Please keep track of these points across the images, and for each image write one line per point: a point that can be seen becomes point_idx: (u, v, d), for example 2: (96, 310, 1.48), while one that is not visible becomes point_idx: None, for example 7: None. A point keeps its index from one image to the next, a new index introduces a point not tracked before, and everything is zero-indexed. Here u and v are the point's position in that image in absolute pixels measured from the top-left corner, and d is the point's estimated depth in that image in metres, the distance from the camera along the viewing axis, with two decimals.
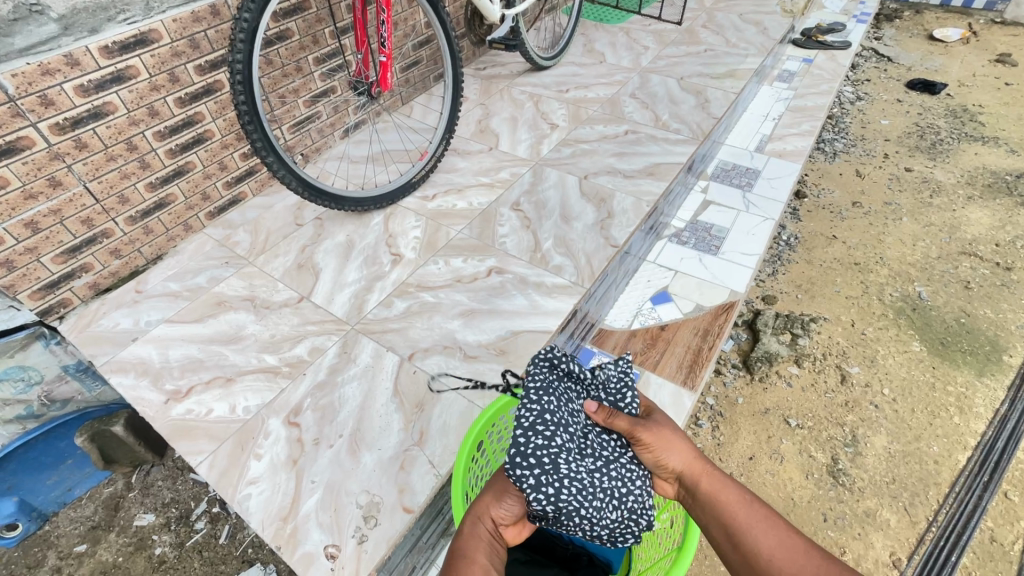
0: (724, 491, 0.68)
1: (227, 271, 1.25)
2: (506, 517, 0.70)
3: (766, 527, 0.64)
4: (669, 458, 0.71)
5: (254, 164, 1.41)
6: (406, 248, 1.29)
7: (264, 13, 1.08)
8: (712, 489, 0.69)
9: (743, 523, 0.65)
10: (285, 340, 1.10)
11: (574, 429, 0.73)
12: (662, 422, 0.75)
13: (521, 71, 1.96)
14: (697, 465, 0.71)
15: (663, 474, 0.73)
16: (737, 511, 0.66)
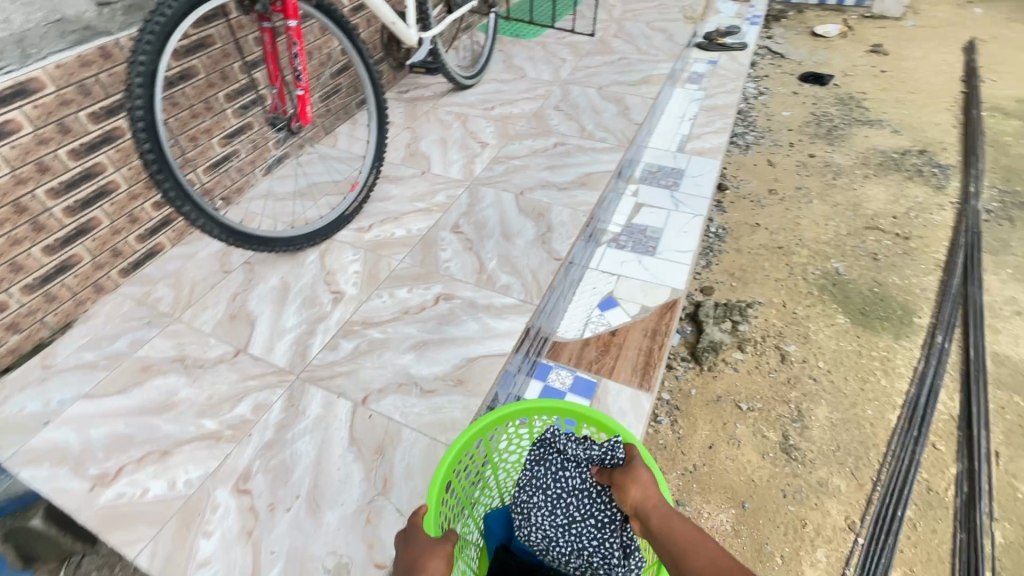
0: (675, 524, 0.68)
1: (150, 332, 1.15)
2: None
3: (699, 557, 0.63)
4: (628, 492, 0.75)
5: (169, 213, 1.31)
6: (347, 285, 1.24)
7: (162, 53, 1.01)
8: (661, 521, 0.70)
9: (680, 553, 0.65)
10: (225, 400, 1.02)
11: (554, 490, 0.81)
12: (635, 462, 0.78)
13: (444, 91, 1.95)
14: (656, 501, 0.73)
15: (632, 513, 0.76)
16: (679, 543, 0.66)
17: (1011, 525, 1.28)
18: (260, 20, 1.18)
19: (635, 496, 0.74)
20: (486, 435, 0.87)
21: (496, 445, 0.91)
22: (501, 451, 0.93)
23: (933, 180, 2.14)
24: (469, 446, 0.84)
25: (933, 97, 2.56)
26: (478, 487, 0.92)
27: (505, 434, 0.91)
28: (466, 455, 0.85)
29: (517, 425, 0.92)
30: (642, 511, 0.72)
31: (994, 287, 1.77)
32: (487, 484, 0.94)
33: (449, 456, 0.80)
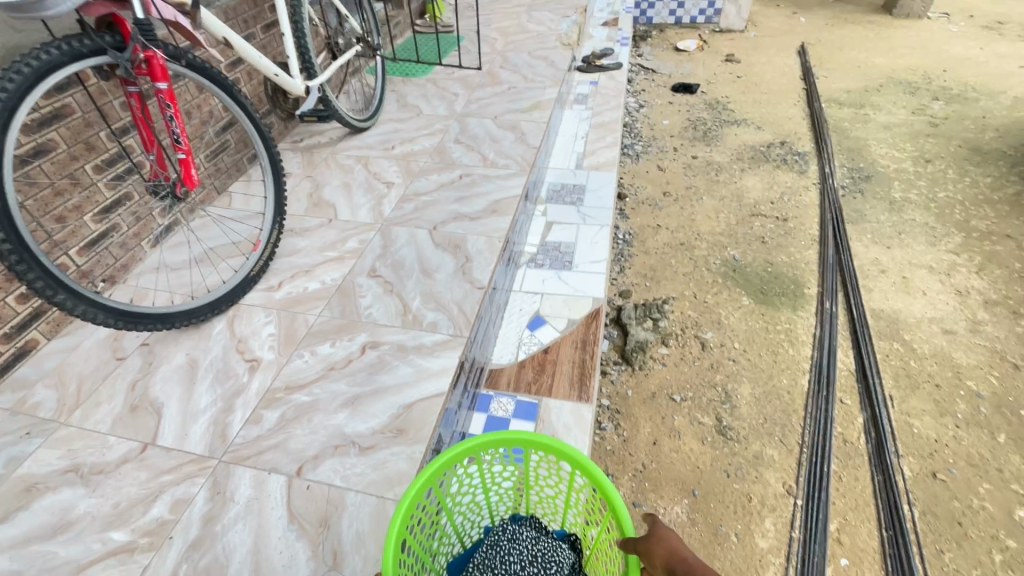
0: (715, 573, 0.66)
1: (32, 444, 1.00)
2: None
3: None
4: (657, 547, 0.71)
5: (39, 304, 1.16)
6: (262, 350, 1.16)
7: (9, 131, 0.91)
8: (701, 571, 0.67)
9: None
10: (136, 506, 0.90)
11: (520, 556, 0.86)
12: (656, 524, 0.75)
13: (340, 136, 1.92)
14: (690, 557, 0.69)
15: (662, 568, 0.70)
16: None
17: (915, 458, 1.44)
18: (124, 84, 1.10)
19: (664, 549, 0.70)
20: (434, 482, 0.83)
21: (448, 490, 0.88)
22: (455, 493, 0.89)
23: (796, 167, 2.42)
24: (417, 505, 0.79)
25: (783, 95, 2.93)
26: (434, 538, 0.88)
27: (457, 478, 0.87)
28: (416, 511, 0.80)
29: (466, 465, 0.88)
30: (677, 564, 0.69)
31: (860, 251, 2.03)
32: (444, 532, 0.91)
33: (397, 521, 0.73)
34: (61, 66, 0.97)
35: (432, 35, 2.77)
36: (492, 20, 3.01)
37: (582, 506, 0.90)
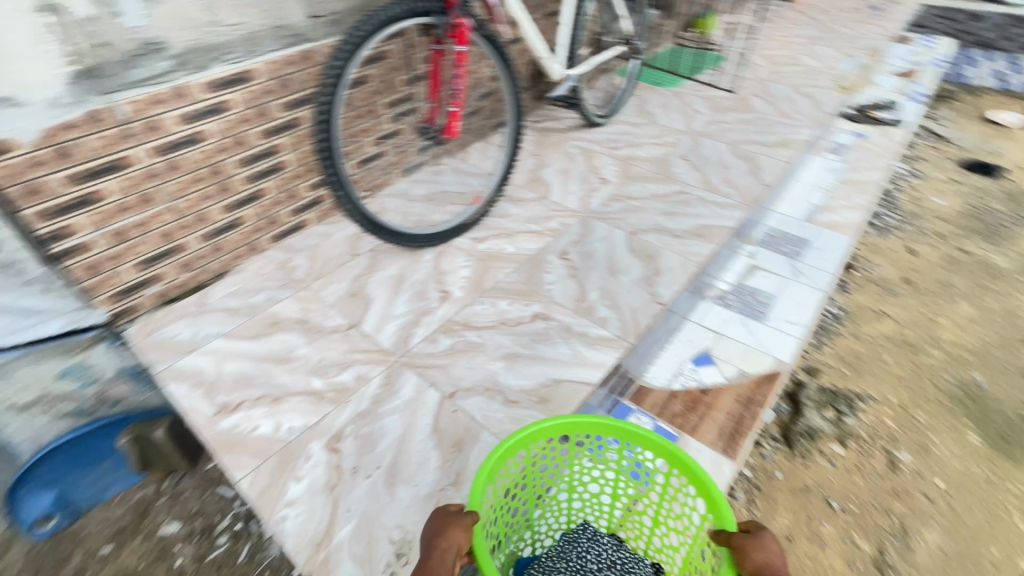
0: None
1: (285, 293, 1.31)
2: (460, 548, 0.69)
3: None
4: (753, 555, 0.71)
5: (320, 195, 1.50)
6: (454, 287, 1.33)
7: (353, 62, 1.19)
8: None
9: None
10: (333, 366, 1.13)
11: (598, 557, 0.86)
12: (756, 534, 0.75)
13: (575, 126, 2.03)
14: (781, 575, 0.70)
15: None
16: None
17: None
18: (432, 42, 1.34)
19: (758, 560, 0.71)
20: (531, 449, 0.90)
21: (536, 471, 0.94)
22: (541, 478, 0.95)
23: None
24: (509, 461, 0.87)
25: None
26: (515, 516, 0.93)
27: (545, 458, 0.94)
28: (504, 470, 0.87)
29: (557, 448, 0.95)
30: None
31: None
32: (523, 519, 0.95)
33: (491, 461, 0.81)
34: (399, 19, 1.22)
35: (694, 51, 2.72)
36: (764, 46, 2.83)
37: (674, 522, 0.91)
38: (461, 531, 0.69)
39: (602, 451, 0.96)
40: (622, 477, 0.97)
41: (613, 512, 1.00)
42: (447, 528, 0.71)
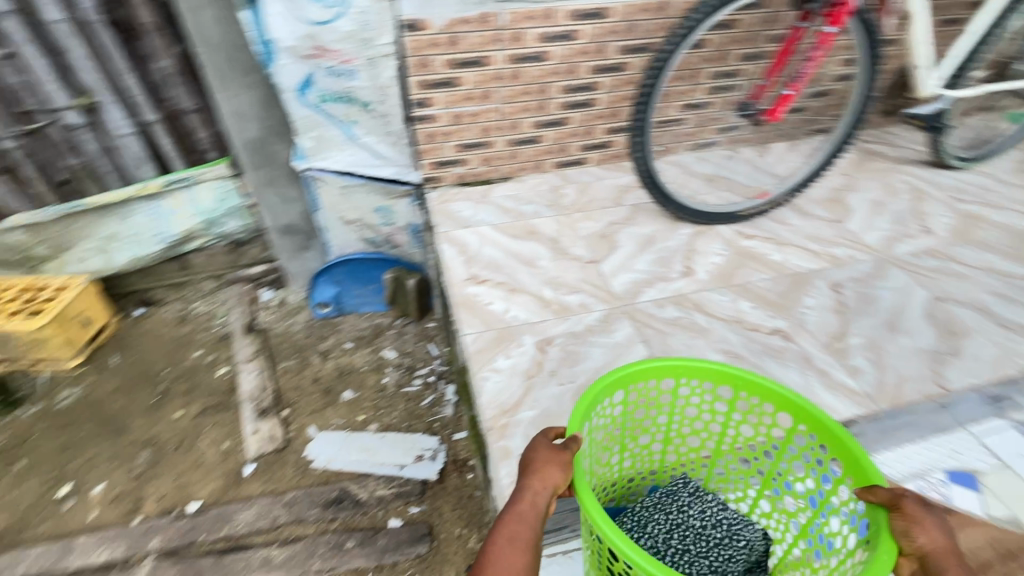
0: None
1: (548, 213, 1.55)
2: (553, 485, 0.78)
3: None
4: (924, 538, 0.71)
5: (610, 140, 1.66)
6: (700, 268, 1.41)
7: (706, 21, 1.22)
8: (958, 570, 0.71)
9: None
10: (565, 285, 1.36)
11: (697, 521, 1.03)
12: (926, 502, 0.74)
13: (915, 160, 1.75)
14: (946, 546, 0.72)
15: (906, 551, 0.73)
16: None
17: None
18: (801, 17, 1.31)
19: (929, 541, 0.71)
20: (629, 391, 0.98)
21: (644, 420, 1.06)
22: (648, 424, 1.08)
23: None
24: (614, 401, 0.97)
25: None
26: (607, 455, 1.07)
27: (653, 404, 1.04)
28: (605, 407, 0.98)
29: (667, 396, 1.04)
30: (931, 558, 0.71)
31: None
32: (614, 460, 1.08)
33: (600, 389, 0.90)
34: None
35: None
36: None
37: (788, 485, 1.04)
38: (555, 473, 0.78)
39: (711, 404, 1.05)
40: (729, 435, 1.09)
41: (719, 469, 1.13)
42: (546, 467, 0.79)
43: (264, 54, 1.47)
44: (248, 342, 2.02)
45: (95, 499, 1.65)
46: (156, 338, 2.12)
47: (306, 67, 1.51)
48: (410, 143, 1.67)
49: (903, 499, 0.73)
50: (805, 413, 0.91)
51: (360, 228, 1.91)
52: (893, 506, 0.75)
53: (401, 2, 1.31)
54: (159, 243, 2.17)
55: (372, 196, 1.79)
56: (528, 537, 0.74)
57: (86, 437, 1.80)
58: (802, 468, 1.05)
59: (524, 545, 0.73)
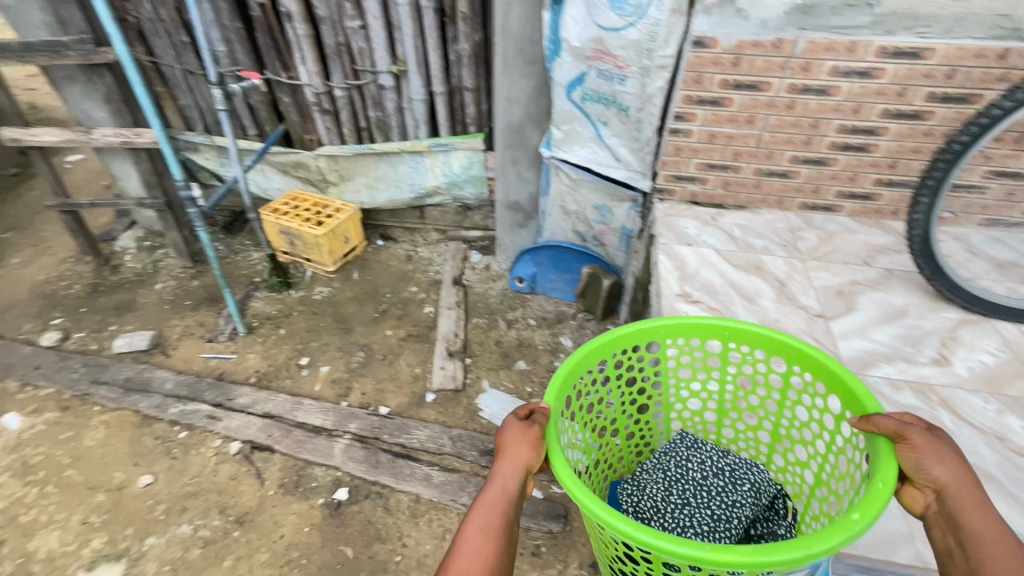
0: (976, 510, 1.01)
1: (777, 251, 1.87)
2: (522, 458, 1.18)
3: (988, 523, 1.00)
4: (934, 465, 1.05)
5: (873, 190, 1.94)
6: (959, 363, 1.57)
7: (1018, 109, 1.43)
8: (966, 501, 1.02)
9: (972, 516, 1.01)
10: (781, 330, 1.63)
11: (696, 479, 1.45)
12: (926, 434, 1.07)
13: None
14: (960, 482, 1.04)
15: (926, 482, 1.06)
16: (981, 513, 1.00)
17: None
18: None
19: (942, 474, 1.04)
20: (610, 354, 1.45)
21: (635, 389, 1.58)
22: (655, 393, 1.62)
23: None
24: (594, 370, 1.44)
25: None
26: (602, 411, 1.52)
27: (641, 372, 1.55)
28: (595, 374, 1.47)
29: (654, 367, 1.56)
30: (945, 487, 1.04)
31: None
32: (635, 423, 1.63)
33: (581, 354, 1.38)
34: None
35: None
36: None
37: (802, 436, 1.50)
38: (527, 448, 1.19)
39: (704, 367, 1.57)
40: (732, 393, 1.61)
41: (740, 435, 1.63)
42: (520, 446, 1.20)
43: (552, 50, 1.91)
44: (452, 292, 2.41)
45: (321, 375, 2.14)
46: (388, 267, 2.57)
47: (583, 67, 1.90)
48: (653, 151, 1.99)
49: (909, 431, 1.07)
50: (804, 356, 1.36)
51: (575, 221, 2.30)
52: (900, 437, 1.09)
53: (697, 20, 1.67)
54: (411, 193, 2.61)
55: (595, 194, 2.17)
56: (503, 506, 1.13)
57: (325, 327, 2.30)
58: (804, 409, 1.48)
59: (498, 510, 1.12)
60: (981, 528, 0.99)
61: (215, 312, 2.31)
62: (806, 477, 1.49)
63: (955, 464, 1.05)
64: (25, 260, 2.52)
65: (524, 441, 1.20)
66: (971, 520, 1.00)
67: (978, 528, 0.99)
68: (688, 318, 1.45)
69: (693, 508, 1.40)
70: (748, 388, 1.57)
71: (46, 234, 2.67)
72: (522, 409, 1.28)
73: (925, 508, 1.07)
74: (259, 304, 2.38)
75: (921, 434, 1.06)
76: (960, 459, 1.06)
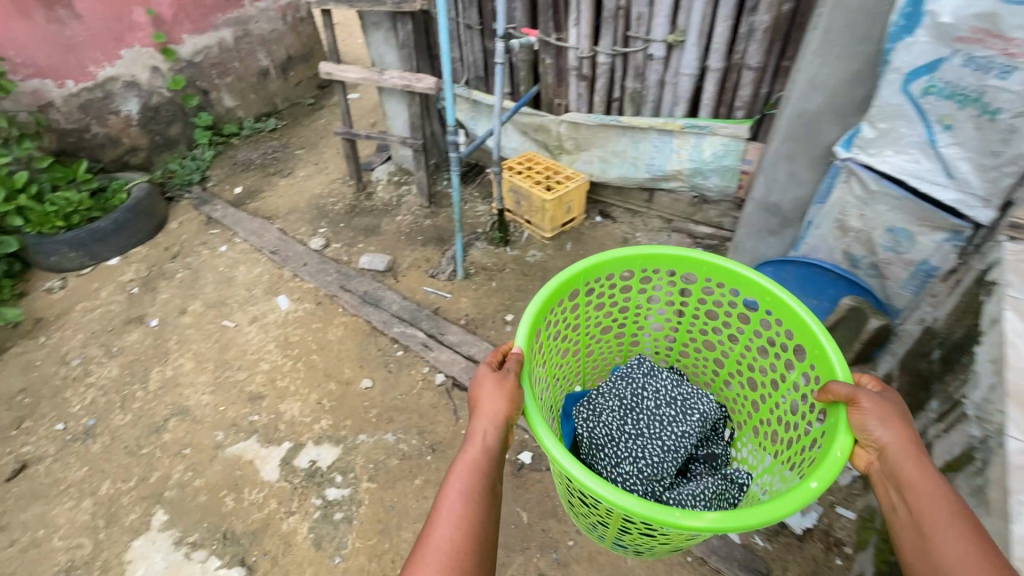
0: (926, 478, 1.15)
1: None
2: (492, 415, 1.45)
3: (935, 491, 1.13)
4: (884, 432, 1.21)
5: None
6: None
7: None
8: (912, 466, 1.17)
9: (919, 485, 1.14)
10: None
11: (659, 437, 1.89)
12: (871, 403, 1.24)
13: None
14: (903, 447, 1.19)
15: (871, 443, 1.23)
16: (930, 481, 1.14)
17: None
18: None
19: (888, 438, 1.20)
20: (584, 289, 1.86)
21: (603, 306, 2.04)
22: (623, 319, 2.14)
23: None
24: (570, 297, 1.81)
25: None
26: (568, 342, 1.99)
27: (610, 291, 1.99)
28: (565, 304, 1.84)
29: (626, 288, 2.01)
30: (887, 450, 1.20)
31: None
32: (586, 347, 2.12)
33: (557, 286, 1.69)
34: None
35: None
36: None
37: (752, 366, 1.97)
38: (500, 401, 1.46)
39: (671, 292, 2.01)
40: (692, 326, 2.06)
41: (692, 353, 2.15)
42: (488, 408, 1.45)
43: (905, 27, 1.63)
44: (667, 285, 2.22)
45: None
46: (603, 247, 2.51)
47: (945, 51, 1.61)
48: (1016, 173, 1.62)
49: (860, 397, 1.26)
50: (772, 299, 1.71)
51: (853, 241, 2.08)
52: (854, 400, 1.27)
53: None
54: (649, 173, 2.48)
55: (899, 215, 1.90)
56: (481, 463, 1.37)
57: (531, 290, 2.34)
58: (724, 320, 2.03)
59: (479, 469, 1.36)
60: (920, 481, 1.14)
61: (440, 252, 2.52)
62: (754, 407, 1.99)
63: (897, 425, 1.21)
64: (307, 176, 3.03)
65: (498, 394, 1.48)
66: (911, 473, 1.16)
67: (916, 482, 1.14)
68: (667, 251, 1.79)
69: (647, 438, 1.88)
70: (708, 320, 2.05)
71: (324, 157, 3.18)
72: (493, 361, 1.57)
73: (874, 466, 1.25)
74: (479, 254, 2.53)
75: (868, 402, 1.24)
76: (902, 419, 1.23)
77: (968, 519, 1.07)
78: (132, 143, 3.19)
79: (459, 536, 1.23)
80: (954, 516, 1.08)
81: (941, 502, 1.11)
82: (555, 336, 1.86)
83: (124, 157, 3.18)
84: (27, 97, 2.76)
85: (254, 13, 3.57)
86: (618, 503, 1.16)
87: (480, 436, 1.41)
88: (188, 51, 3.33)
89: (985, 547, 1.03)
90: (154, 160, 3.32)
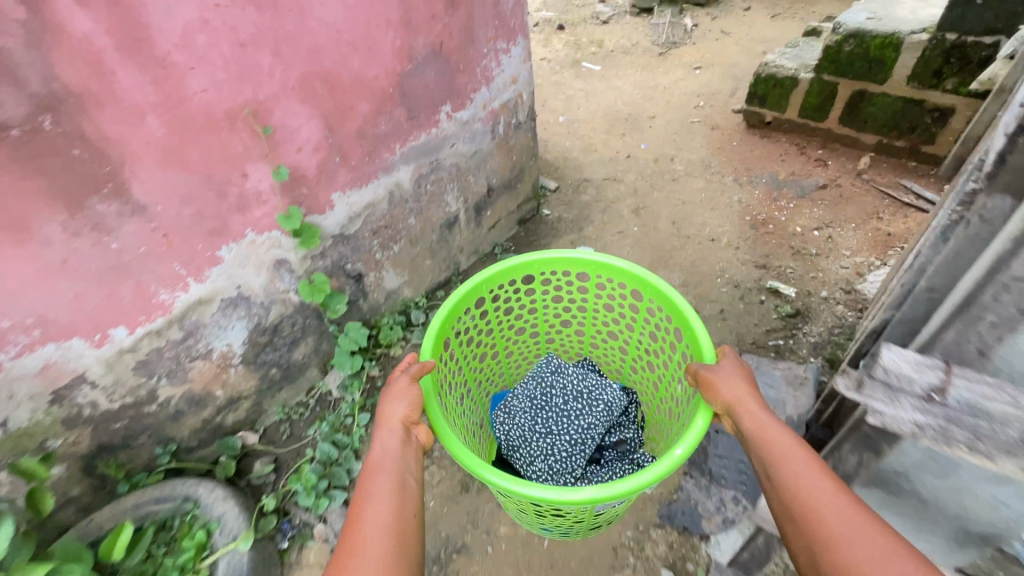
0: (771, 433, 1.00)
1: None
2: (400, 408, 1.16)
3: (792, 459, 0.94)
4: (722, 390, 1.13)
5: None
6: None
7: None
8: (752, 421, 1.05)
9: (763, 440, 1.00)
10: None
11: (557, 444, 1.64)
12: (713, 375, 1.17)
13: None
14: (739, 402, 1.09)
15: (718, 403, 1.13)
16: (779, 438, 0.98)
17: None
18: None
19: (727, 397, 1.12)
20: (495, 284, 1.69)
21: (514, 314, 1.88)
22: (535, 315, 1.95)
23: None
24: (474, 306, 1.66)
25: None
26: (472, 369, 1.80)
27: (518, 298, 1.84)
28: (472, 318, 1.72)
29: (530, 293, 1.84)
30: (731, 408, 1.10)
31: None
32: (490, 359, 1.90)
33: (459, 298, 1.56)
34: None
35: None
36: None
37: (649, 352, 1.81)
38: (394, 404, 1.17)
39: (577, 291, 1.85)
40: (602, 321, 1.90)
41: (604, 347, 1.98)
42: (395, 398, 1.18)
43: None
44: None
45: None
46: None
47: None
48: None
49: (710, 373, 1.18)
50: (650, 289, 1.59)
51: None
52: (708, 379, 1.17)
53: None
54: None
55: None
56: (390, 465, 1.06)
57: None
58: (647, 331, 1.76)
59: (393, 477, 1.03)
60: (771, 435, 1.00)
61: None
62: (654, 385, 1.83)
63: (739, 383, 1.13)
64: None
65: (403, 396, 1.19)
66: (755, 427, 1.04)
67: (759, 434, 1.01)
68: (566, 254, 1.68)
69: (556, 434, 1.65)
70: (612, 315, 1.86)
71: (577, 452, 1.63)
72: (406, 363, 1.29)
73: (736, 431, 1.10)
74: None
75: (712, 376, 1.17)
76: (747, 381, 1.14)
77: (819, 467, 0.91)
78: (228, 394, 1.67)
79: (394, 539, 0.92)
80: (818, 468, 0.90)
81: (798, 456, 0.93)
82: (455, 361, 1.67)
83: (218, 416, 1.68)
84: (31, 386, 1.24)
85: (454, 130, 1.89)
86: (491, 478, 1.10)
87: (390, 420, 1.14)
88: (340, 221, 1.70)
89: (839, 488, 0.86)
90: (263, 405, 1.77)
